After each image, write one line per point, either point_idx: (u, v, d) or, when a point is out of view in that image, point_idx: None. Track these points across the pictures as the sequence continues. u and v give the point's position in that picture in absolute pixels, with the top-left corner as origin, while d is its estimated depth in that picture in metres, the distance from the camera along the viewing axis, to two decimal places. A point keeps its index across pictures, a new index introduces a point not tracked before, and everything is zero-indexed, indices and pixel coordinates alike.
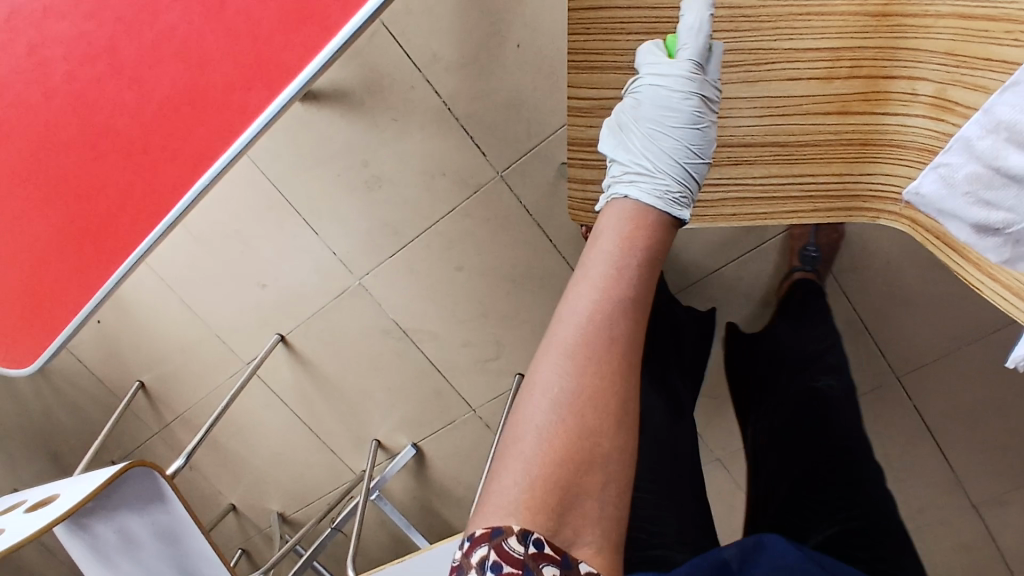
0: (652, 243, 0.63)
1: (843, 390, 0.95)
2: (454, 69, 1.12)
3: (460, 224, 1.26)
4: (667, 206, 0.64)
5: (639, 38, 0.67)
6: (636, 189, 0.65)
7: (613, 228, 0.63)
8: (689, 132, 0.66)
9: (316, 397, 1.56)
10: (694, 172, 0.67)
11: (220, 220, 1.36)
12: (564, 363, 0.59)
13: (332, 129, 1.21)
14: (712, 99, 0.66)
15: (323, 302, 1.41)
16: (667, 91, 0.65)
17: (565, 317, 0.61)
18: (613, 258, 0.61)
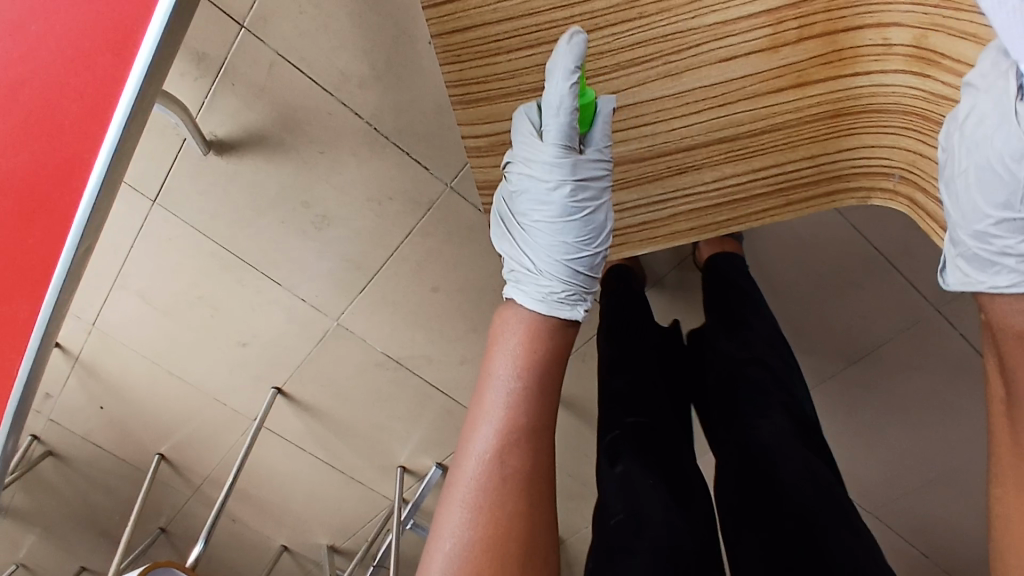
0: (544, 359, 0.59)
1: (786, 438, 0.68)
2: (369, 83, 0.97)
3: (423, 245, 1.14)
4: (552, 310, 0.61)
5: (518, 54, 0.59)
6: (519, 293, 0.62)
7: (502, 345, 0.60)
8: (567, 221, 0.61)
9: (331, 437, 1.51)
10: (586, 262, 0.62)
11: (181, 290, 1.28)
12: (462, 504, 0.57)
13: (262, 178, 1.09)
14: (596, 178, 0.60)
15: (309, 349, 1.33)
16: (540, 179, 0.60)
17: (468, 449, 0.59)
18: (505, 385, 0.59)
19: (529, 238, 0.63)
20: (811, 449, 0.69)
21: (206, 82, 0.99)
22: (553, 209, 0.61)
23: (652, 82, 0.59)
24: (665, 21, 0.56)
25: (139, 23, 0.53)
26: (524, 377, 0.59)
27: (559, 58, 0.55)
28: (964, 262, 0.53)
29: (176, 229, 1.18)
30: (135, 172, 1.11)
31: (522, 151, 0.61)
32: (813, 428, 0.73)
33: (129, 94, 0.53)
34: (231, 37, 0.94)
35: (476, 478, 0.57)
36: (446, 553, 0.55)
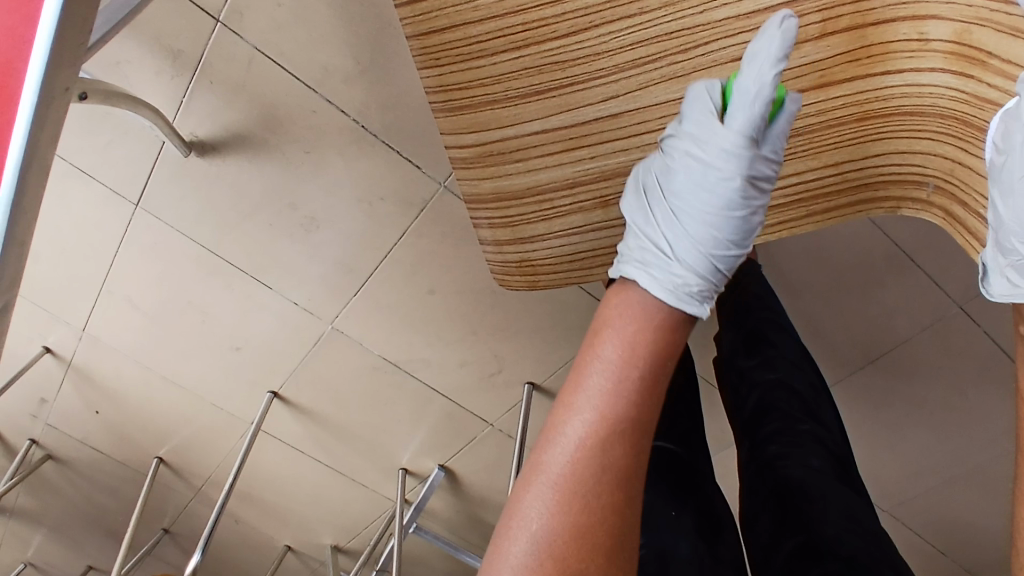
0: (664, 349, 0.48)
1: (820, 473, 0.63)
2: (353, 79, 0.91)
3: (417, 247, 1.09)
4: (681, 305, 0.49)
5: (503, 61, 0.50)
6: (643, 278, 0.49)
7: (618, 322, 0.49)
8: (723, 218, 0.50)
9: (329, 440, 1.47)
10: (726, 265, 0.51)
11: (168, 295, 1.24)
12: (549, 493, 0.46)
13: (246, 180, 1.04)
14: (767, 177, 0.50)
15: (304, 354, 1.29)
16: (707, 164, 0.49)
17: (561, 431, 0.48)
18: (615, 365, 0.47)
19: (666, 224, 0.51)
20: (850, 487, 0.64)
21: (183, 80, 0.93)
22: (713, 200, 0.50)
23: (655, 85, 0.51)
24: (665, 19, 0.47)
25: (19, 16, 0.42)
26: (639, 364, 0.47)
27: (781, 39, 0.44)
28: (1014, 273, 0.42)
29: (160, 234, 1.14)
30: (114, 176, 1.06)
31: (693, 128, 0.49)
32: (848, 464, 0.68)
33: (27, 103, 0.42)
34: (206, 33, 0.88)
35: (566, 469, 0.46)
36: (520, 546, 0.45)
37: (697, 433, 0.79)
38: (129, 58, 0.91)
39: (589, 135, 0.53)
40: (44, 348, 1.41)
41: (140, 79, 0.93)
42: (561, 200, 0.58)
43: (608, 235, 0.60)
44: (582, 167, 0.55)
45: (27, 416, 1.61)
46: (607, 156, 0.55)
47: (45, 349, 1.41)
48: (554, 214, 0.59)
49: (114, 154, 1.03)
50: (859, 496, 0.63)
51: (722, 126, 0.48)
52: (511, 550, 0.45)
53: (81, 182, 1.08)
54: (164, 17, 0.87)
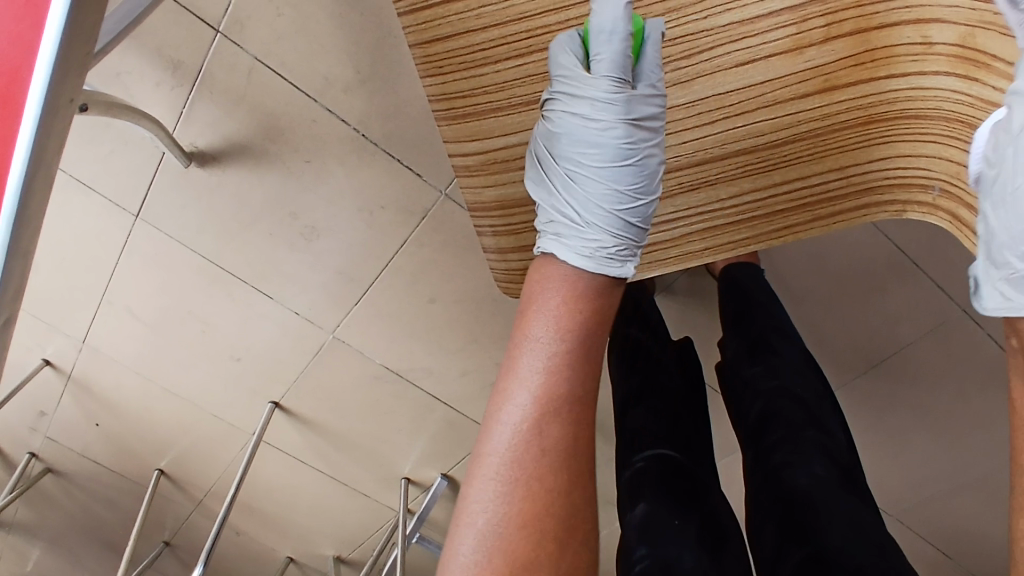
0: (584, 320, 0.49)
1: (826, 481, 0.63)
2: (354, 88, 0.91)
3: (418, 255, 1.08)
4: (599, 268, 0.51)
5: (508, 68, 0.51)
6: (559, 250, 0.51)
7: (535, 301, 0.50)
8: (618, 169, 0.51)
9: (331, 450, 1.46)
10: (642, 214, 0.52)
11: (169, 306, 1.23)
12: (492, 481, 0.48)
13: (247, 190, 1.04)
14: (649, 115, 0.50)
15: (304, 363, 1.28)
16: (587, 122, 0.50)
17: (500, 416, 0.50)
18: (539, 346, 0.49)
19: (574, 190, 0.52)
20: (855, 495, 0.64)
21: (183, 91, 0.93)
22: (602, 156, 0.51)
23: None
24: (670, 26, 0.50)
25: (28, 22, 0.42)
26: (568, 344, 0.48)
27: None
28: (1009, 287, 0.41)
29: (161, 245, 1.13)
30: (114, 187, 1.06)
31: (563, 87, 0.50)
32: (855, 473, 0.68)
33: (33, 110, 0.42)
34: (206, 44, 0.88)
35: (509, 450, 0.48)
36: (473, 533, 0.47)
37: (701, 441, 0.79)
38: (130, 68, 0.91)
39: None
40: (44, 361, 1.40)
41: (141, 91, 0.94)
42: None
43: None
44: None
45: (26, 429, 1.60)
46: None
47: (45, 362, 1.41)
48: None
49: (114, 165, 1.03)
50: (865, 504, 0.63)
51: (589, 75, 0.49)
52: (464, 539, 0.47)
53: (81, 194, 1.08)
54: (165, 28, 0.87)
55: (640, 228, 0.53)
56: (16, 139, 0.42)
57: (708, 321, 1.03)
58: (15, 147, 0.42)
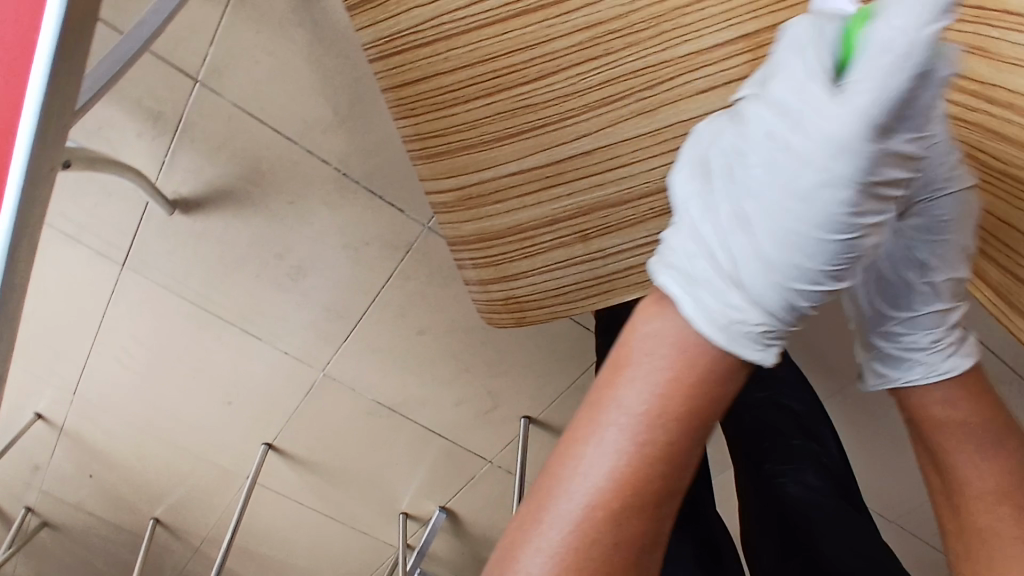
0: (699, 412, 0.37)
1: (820, 493, 0.64)
2: (333, 128, 0.92)
3: (405, 289, 1.09)
4: (732, 351, 0.36)
5: (475, 106, 0.49)
6: (687, 301, 0.37)
7: (643, 364, 0.37)
8: (816, 231, 0.34)
9: (328, 489, 1.46)
10: (812, 299, 0.36)
11: (159, 352, 1.23)
12: (541, 570, 0.37)
13: (233, 234, 1.05)
14: (891, 177, 0.33)
15: (297, 402, 1.28)
16: (795, 147, 0.33)
17: (564, 489, 0.38)
18: (633, 423, 0.37)
19: (727, 224, 0.37)
20: (849, 505, 0.65)
21: (164, 140, 0.95)
22: (797, 201, 0.34)
23: (626, 121, 0.49)
24: (633, 56, 0.46)
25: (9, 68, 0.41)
26: (668, 428, 0.37)
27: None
28: (880, 365, 0.53)
29: (149, 292, 1.14)
30: (100, 238, 1.07)
31: (783, 86, 0.34)
32: (846, 482, 0.68)
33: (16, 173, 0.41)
34: (187, 93, 0.90)
35: (568, 537, 0.37)
36: None
37: None
38: (112, 121, 0.93)
39: (567, 172, 0.51)
40: (36, 414, 1.40)
41: (124, 141, 0.95)
42: (544, 239, 0.55)
43: (591, 273, 0.56)
44: (561, 205, 0.53)
45: (21, 484, 1.58)
46: (584, 192, 0.52)
47: (37, 415, 1.40)
48: (535, 252, 0.56)
49: (100, 216, 1.04)
50: (855, 510, 0.64)
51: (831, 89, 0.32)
52: None
53: (67, 246, 1.09)
54: (146, 80, 0.89)
55: (801, 318, 0.37)
56: (5, 188, 0.41)
57: None
58: (4, 196, 0.41)
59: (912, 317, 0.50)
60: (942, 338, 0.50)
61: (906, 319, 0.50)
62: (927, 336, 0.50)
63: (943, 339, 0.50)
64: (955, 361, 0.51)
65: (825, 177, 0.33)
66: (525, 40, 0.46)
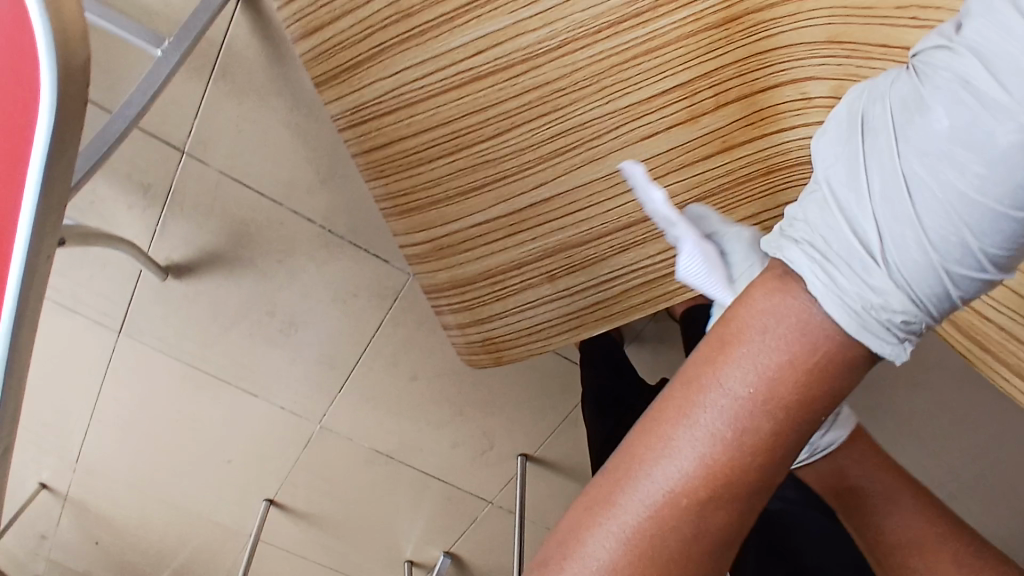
0: (812, 403, 0.34)
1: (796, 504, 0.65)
2: (316, 188, 0.96)
3: (394, 337, 1.12)
4: (866, 343, 0.34)
5: (437, 166, 0.53)
6: (828, 285, 0.34)
7: (761, 342, 0.34)
8: (994, 231, 0.31)
9: (331, 541, 1.46)
10: (963, 293, 0.34)
11: (158, 415, 1.25)
12: (621, 542, 0.35)
13: (225, 294, 1.08)
14: None
15: (296, 456, 1.30)
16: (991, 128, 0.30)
17: (655, 463, 0.36)
18: (739, 407, 0.34)
19: (883, 198, 0.34)
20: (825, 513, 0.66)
21: (155, 210, 0.99)
22: (973, 193, 0.31)
23: (581, 167, 0.53)
24: (579, 111, 0.50)
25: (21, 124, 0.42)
26: (777, 416, 0.34)
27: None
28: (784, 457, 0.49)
29: (146, 356, 1.16)
30: (97, 307, 1.10)
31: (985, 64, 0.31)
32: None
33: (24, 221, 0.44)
34: (175, 163, 0.94)
35: (654, 514, 0.35)
36: None
37: None
38: (104, 196, 0.98)
39: (528, 219, 0.55)
40: (40, 484, 1.41)
41: (118, 213, 0.99)
42: (513, 281, 0.59)
43: (562, 309, 0.59)
44: (526, 249, 0.57)
45: (26, 556, 1.58)
46: (546, 236, 0.56)
47: (41, 485, 1.41)
48: (506, 294, 0.59)
49: (95, 286, 1.07)
50: (828, 517, 0.66)
51: None
52: None
53: (65, 317, 1.12)
54: (136, 156, 0.93)
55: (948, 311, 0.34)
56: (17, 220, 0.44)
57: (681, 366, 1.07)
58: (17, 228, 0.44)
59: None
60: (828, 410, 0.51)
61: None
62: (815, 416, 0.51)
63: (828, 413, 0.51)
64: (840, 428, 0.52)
65: (1016, 153, 0.30)
66: (481, 103, 0.50)
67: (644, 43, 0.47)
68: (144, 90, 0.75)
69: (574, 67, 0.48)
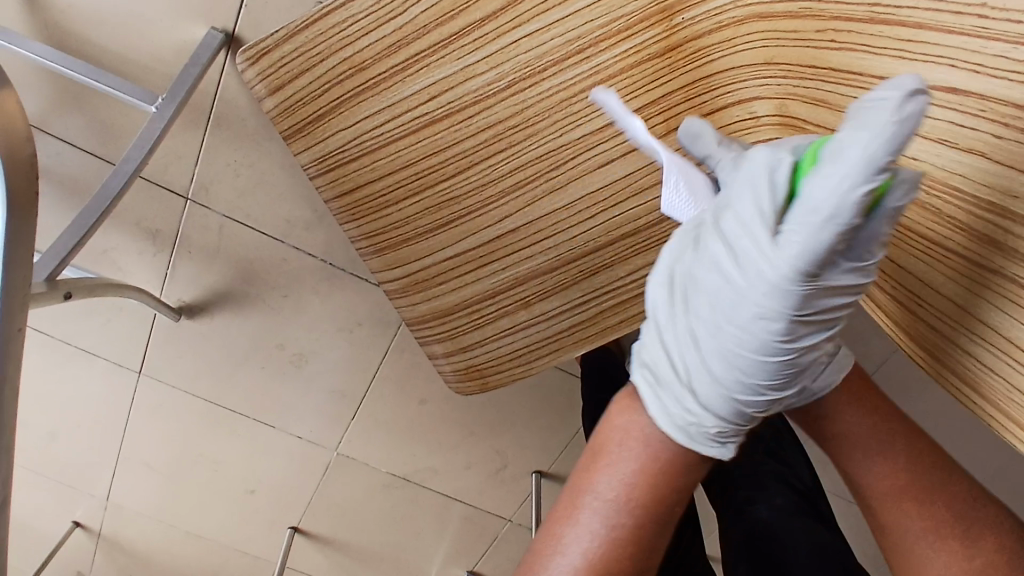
0: (658, 498, 0.47)
1: (783, 513, 0.69)
2: (314, 224, 0.99)
3: (401, 363, 1.14)
4: (694, 445, 0.46)
5: (405, 208, 0.56)
6: (654, 405, 0.47)
7: (613, 457, 0.48)
8: (752, 361, 0.42)
9: (357, 566, 1.48)
10: (758, 404, 0.45)
11: (181, 450, 1.29)
12: None
13: (236, 330, 1.12)
14: (823, 306, 0.40)
15: (316, 484, 1.33)
16: (737, 289, 0.41)
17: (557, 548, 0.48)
18: (607, 502, 0.47)
19: (690, 333, 0.45)
20: (811, 521, 0.70)
21: (164, 255, 1.03)
22: (737, 336, 0.42)
23: (542, 199, 0.55)
24: (535, 145, 0.52)
25: None
26: (636, 511, 0.47)
27: (883, 135, 0.32)
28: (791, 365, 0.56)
29: (166, 394, 1.21)
30: (116, 349, 1.14)
31: (730, 231, 0.41)
32: (812, 501, 0.75)
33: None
34: (178, 210, 0.98)
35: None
36: None
37: None
38: (115, 245, 1.02)
39: (497, 250, 0.57)
40: (72, 524, 1.45)
41: (129, 259, 1.04)
42: (490, 308, 0.60)
43: (539, 334, 0.62)
44: (498, 278, 0.59)
45: None
46: (516, 265, 0.58)
47: (74, 525, 1.46)
48: (484, 322, 0.61)
49: (113, 331, 1.12)
50: (820, 525, 0.70)
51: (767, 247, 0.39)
52: None
53: (86, 361, 1.16)
54: (141, 204, 0.98)
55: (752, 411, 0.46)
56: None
57: None
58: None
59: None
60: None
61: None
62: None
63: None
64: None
65: (756, 310, 0.40)
66: (438, 145, 0.52)
67: (589, 77, 0.50)
68: (140, 146, 0.78)
69: (524, 105, 0.51)
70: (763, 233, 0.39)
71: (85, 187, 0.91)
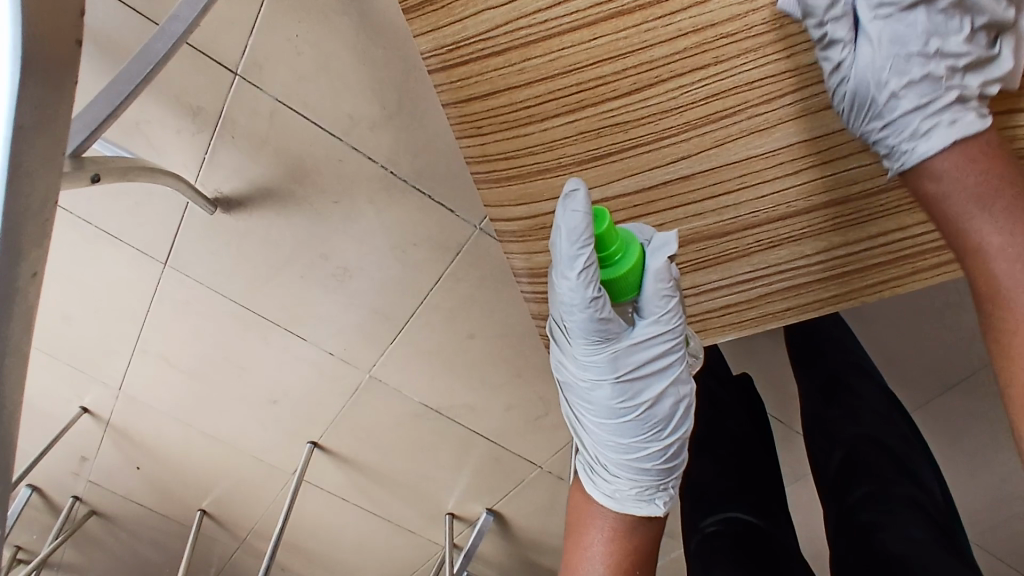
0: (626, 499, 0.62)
1: (923, 542, 0.59)
2: (381, 124, 0.84)
3: (455, 292, 1.03)
4: (627, 508, 0.61)
5: (553, 128, 0.47)
6: (589, 484, 0.64)
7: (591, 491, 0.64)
8: (610, 416, 0.58)
9: (374, 488, 1.43)
10: (641, 434, 0.59)
11: (204, 351, 1.20)
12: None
13: (275, 233, 1.00)
14: (637, 363, 0.55)
15: (342, 404, 1.25)
16: (581, 379, 0.57)
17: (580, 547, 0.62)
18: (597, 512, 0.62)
19: (586, 419, 0.61)
20: (959, 555, 0.59)
21: (205, 137, 0.89)
22: (592, 405, 0.58)
23: (734, 141, 0.47)
24: (746, 66, 0.44)
25: None
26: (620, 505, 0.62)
27: (560, 220, 0.46)
28: (906, 99, 0.45)
29: (194, 291, 1.10)
30: (141, 237, 1.03)
31: (558, 351, 0.58)
32: (954, 532, 0.63)
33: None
34: (225, 86, 0.84)
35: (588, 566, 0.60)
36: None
37: (773, 497, 0.79)
38: (149, 118, 0.88)
39: (660, 197, 0.50)
40: (81, 409, 1.39)
41: (164, 138, 0.90)
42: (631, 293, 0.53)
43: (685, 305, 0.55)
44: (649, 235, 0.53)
45: (69, 476, 1.58)
46: (679, 221, 0.52)
47: (82, 411, 1.39)
48: None
49: (140, 216, 1.00)
50: (970, 567, 0.58)
51: (570, 348, 0.56)
52: None
53: (108, 245, 1.05)
54: (182, 76, 0.83)
55: (651, 457, 0.59)
56: None
57: (768, 351, 0.95)
58: None
59: (908, 126, 0.44)
60: (942, 96, 0.44)
61: (897, 51, 0.44)
62: (908, 127, 0.44)
63: (938, 104, 0.44)
64: (944, 133, 0.43)
65: (588, 381, 0.57)
66: (618, 47, 0.43)
67: None
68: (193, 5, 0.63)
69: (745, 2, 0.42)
70: (563, 340, 0.56)
71: (120, 45, 0.76)
